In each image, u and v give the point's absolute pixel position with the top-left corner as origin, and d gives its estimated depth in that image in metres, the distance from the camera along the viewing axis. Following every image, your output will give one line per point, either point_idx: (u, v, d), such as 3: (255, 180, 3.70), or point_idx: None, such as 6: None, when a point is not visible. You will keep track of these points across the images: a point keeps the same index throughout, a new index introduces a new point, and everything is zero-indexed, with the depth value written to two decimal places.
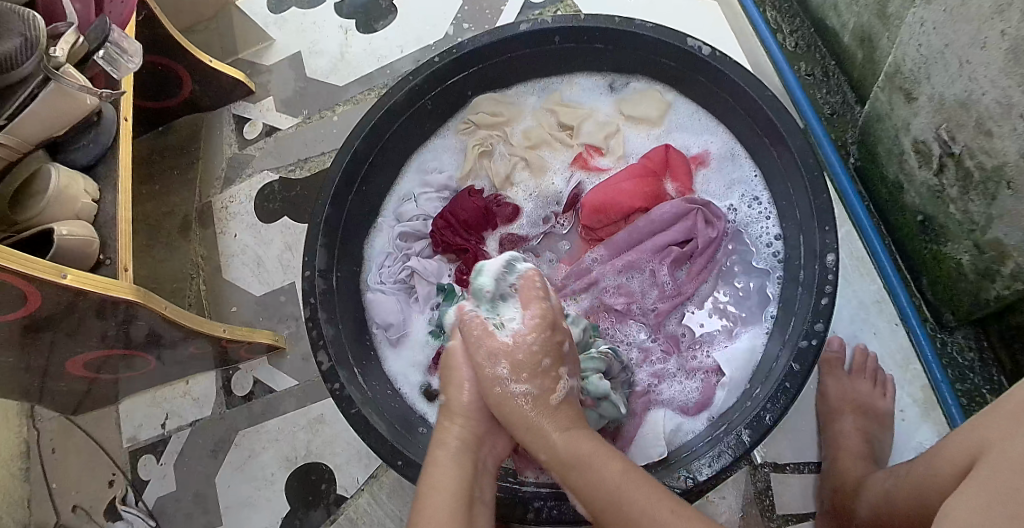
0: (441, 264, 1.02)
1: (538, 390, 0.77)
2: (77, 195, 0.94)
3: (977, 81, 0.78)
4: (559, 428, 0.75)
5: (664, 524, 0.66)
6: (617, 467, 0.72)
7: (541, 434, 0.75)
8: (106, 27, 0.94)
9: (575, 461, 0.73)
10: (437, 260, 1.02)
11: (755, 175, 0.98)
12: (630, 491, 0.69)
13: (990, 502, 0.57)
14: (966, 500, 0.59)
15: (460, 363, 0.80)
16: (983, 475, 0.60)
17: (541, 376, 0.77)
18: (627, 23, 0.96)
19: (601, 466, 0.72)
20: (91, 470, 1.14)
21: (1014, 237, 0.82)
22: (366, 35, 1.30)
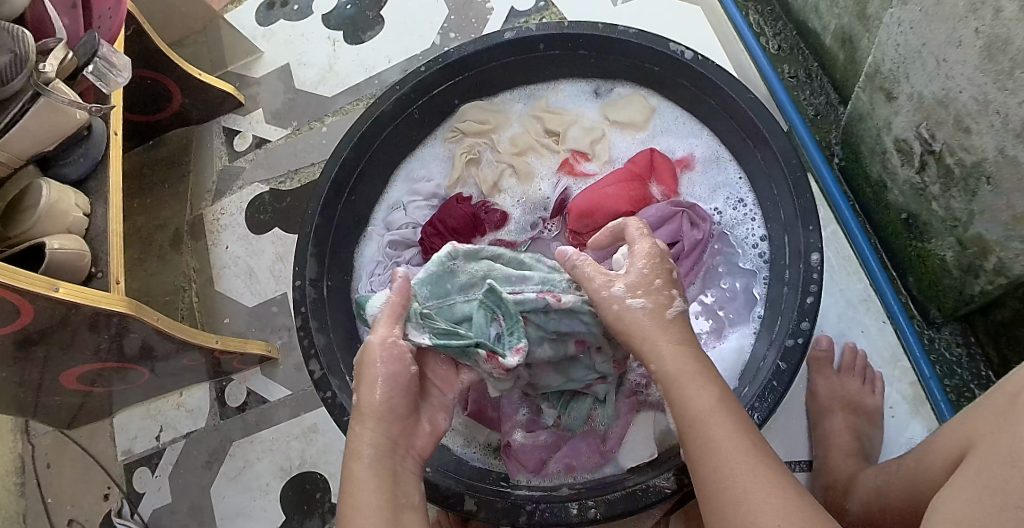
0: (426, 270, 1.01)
1: (654, 305, 0.71)
2: (68, 209, 0.95)
3: (954, 79, 0.79)
4: (672, 340, 0.70)
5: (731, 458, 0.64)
6: (713, 394, 0.67)
7: (653, 348, 0.70)
8: (95, 42, 0.96)
9: (675, 377, 0.68)
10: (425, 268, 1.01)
11: (739, 178, 1.00)
12: (712, 422, 0.66)
13: (980, 495, 0.55)
14: (956, 493, 0.57)
15: (375, 360, 0.70)
16: (973, 468, 0.59)
17: (656, 294, 0.72)
18: (610, 30, 0.98)
19: (696, 391, 0.67)
20: (86, 484, 1.15)
21: (995, 233, 0.83)
22: (354, 45, 1.31)
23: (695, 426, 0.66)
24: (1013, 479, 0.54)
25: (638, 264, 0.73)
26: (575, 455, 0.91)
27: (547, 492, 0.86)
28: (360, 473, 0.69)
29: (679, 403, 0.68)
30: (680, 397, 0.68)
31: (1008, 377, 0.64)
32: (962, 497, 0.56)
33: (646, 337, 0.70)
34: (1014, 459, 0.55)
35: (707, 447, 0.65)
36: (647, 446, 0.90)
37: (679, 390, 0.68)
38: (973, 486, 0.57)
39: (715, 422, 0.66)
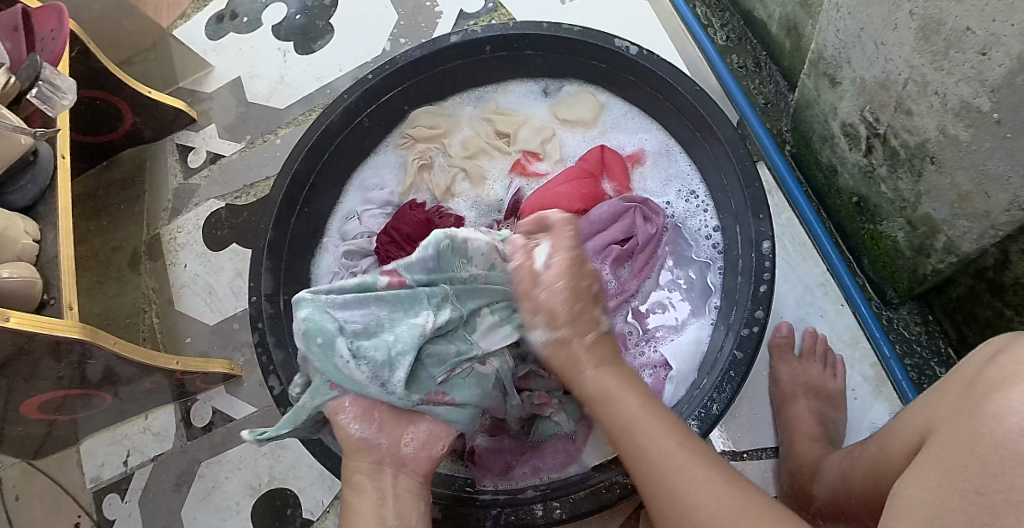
0: None
1: (570, 337, 0.74)
2: (16, 236, 0.93)
3: (894, 61, 0.79)
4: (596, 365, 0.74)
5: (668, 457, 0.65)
6: (638, 402, 0.70)
7: (577, 369, 0.73)
8: (37, 65, 0.95)
9: (599, 396, 0.72)
10: None
11: (690, 170, 1.00)
12: (645, 425, 0.68)
13: (941, 480, 0.53)
14: (914, 477, 0.56)
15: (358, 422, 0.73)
16: (934, 452, 0.57)
17: (575, 321, 0.74)
18: (557, 29, 0.98)
19: (622, 401, 0.71)
20: (56, 514, 1.13)
21: (942, 213, 0.83)
22: (304, 55, 1.31)
23: (628, 434, 0.69)
24: (971, 465, 0.52)
25: (557, 285, 0.74)
26: (540, 458, 0.90)
27: (513, 496, 0.85)
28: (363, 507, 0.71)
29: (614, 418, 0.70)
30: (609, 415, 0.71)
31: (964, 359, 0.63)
32: (923, 483, 0.54)
33: (573, 361, 0.74)
34: (974, 445, 0.53)
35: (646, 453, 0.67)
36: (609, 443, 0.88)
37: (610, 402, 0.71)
38: (935, 468, 0.54)
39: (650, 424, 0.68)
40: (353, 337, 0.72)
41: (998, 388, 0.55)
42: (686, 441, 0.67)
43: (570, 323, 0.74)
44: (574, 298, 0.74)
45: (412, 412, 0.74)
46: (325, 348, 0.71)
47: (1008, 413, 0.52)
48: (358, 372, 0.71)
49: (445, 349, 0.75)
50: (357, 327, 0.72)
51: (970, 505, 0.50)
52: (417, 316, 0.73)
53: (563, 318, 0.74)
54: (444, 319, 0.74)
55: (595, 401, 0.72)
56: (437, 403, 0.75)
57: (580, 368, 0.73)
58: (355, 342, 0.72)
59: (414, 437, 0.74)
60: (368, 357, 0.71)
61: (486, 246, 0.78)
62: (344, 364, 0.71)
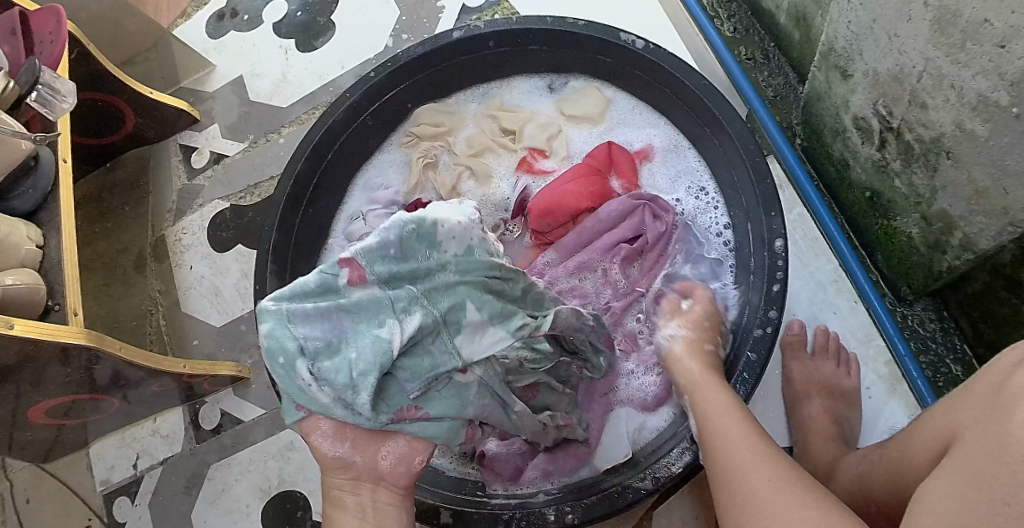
0: None
1: (692, 337, 0.83)
2: (19, 242, 0.92)
3: (908, 54, 0.77)
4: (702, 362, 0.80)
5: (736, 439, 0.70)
6: (726, 398, 0.75)
7: (681, 361, 0.81)
8: (36, 69, 0.93)
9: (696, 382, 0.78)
10: None
11: (699, 167, 0.98)
12: (721, 413, 0.74)
13: (967, 491, 0.51)
14: (938, 485, 0.54)
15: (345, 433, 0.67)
16: (959, 460, 0.55)
17: (701, 332, 0.84)
18: (561, 23, 0.96)
19: (714, 393, 0.76)
20: (67, 518, 1.13)
21: (958, 209, 0.81)
22: (306, 53, 1.29)
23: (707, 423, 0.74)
24: (999, 475, 0.50)
25: (697, 306, 0.86)
26: (551, 461, 0.88)
27: (523, 500, 0.84)
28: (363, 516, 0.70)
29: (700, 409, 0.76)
30: (700, 399, 0.77)
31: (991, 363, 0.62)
32: (948, 493, 0.53)
33: (677, 357, 0.82)
34: (1001, 454, 0.51)
35: (719, 436, 0.72)
36: (620, 446, 0.88)
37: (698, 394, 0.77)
38: (960, 479, 0.53)
39: (727, 415, 0.74)
40: (313, 357, 0.63)
41: None
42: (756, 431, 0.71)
43: (698, 327, 0.84)
44: (708, 315, 0.86)
45: (385, 430, 0.67)
46: (288, 368, 0.64)
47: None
48: (322, 393, 0.64)
49: (416, 361, 0.65)
50: (315, 346, 0.63)
51: (997, 515, 0.49)
52: (380, 328, 0.63)
53: (694, 322, 0.85)
54: (410, 327, 0.63)
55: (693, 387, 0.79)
56: (410, 419, 0.67)
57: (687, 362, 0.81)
58: (316, 363, 0.63)
59: (392, 451, 0.68)
60: (330, 379, 0.63)
61: (461, 225, 0.65)
62: (307, 388, 0.64)
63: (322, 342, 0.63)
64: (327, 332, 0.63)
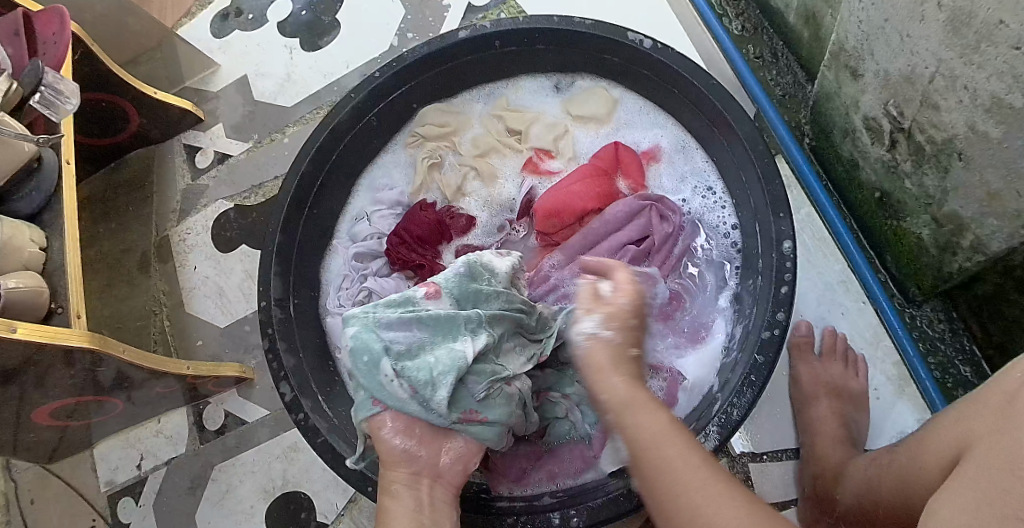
0: (400, 282, 0.98)
1: (616, 342, 0.71)
2: (22, 244, 0.92)
3: (920, 54, 0.76)
4: (626, 378, 0.70)
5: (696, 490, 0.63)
6: (662, 418, 0.68)
7: (604, 376, 0.70)
8: (38, 70, 0.93)
9: (626, 404, 0.69)
10: (395, 278, 0.98)
11: (707, 167, 0.97)
12: (663, 445, 0.66)
13: (978, 502, 0.51)
14: (948, 495, 0.54)
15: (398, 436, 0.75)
16: (971, 471, 0.55)
17: (627, 334, 0.72)
18: (567, 23, 0.95)
19: (646, 416, 0.68)
20: (71, 518, 1.12)
21: (969, 210, 0.80)
22: (310, 52, 1.29)
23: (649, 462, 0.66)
24: (1013, 487, 0.50)
25: (621, 298, 0.73)
26: (557, 463, 0.88)
27: (529, 502, 0.83)
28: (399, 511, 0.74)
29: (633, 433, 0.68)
30: (632, 423, 0.68)
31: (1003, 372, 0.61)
32: (958, 502, 0.52)
33: (601, 367, 0.71)
34: (1016, 466, 0.51)
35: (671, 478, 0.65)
36: None
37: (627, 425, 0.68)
38: (971, 490, 0.53)
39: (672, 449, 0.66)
40: (397, 358, 0.74)
41: None
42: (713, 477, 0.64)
43: (624, 329, 0.72)
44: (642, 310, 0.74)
45: (448, 431, 0.75)
46: (371, 365, 0.74)
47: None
48: (401, 389, 0.73)
49: (482, 368, 0.76)
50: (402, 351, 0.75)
51: None
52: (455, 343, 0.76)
53: (619, 320, 0.72)
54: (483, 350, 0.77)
55: (621, 408, 0.69)
56: (470, 422, 0.75)
57: (605, 381, 0.70)
58: (399, 363, 0.74)
59: (452, 452, 0.76)
60: (411, 377, 0.73)
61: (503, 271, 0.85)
62: (387, 382, 0.73)
63: (405, 346, 0.75)
64: (408, 338, 0.75)
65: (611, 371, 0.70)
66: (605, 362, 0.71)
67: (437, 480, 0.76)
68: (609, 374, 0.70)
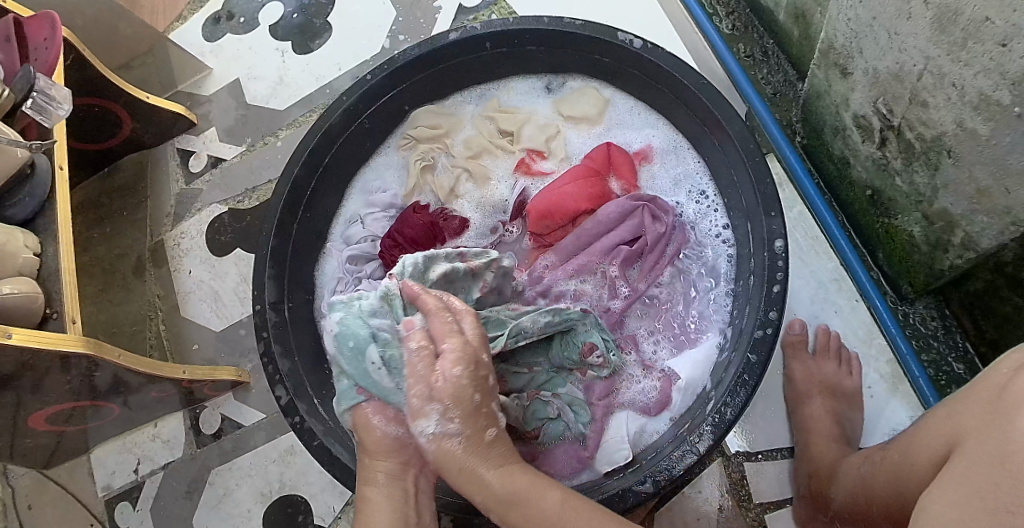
0: None
1: (468, 432, 0.69)
2: (17, 250, 0.92)
3: (908, 51, 0.76)
4: (493, 466, 0.69)
5: None
6: (557, 495, 0.67)
7: (473, 474, 0.69)
8: (30, 76, 0.94)
9: (513, 498, 0.67)
10: None
11: (699, 167, 0.97)
12: (572, 520, 0.66)
13: (967, 497, 0.51)
14: (938, 492, 0.54)
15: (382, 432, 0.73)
16: (960, 467, 0.55)
17: (474, 415, 0.70)
18: (557, 24, 0.95)
19: (539, 501, 0.67)
20: (69, 523, 1.13)
21: (960, 207, 0.80)
22: (303, 55, 1.29)
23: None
24: (1001, 484, 0.50)
25: (452, 371, 0.70)
26: None
27: None
28: (377, 498, 0.72)
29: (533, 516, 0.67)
30: (527, 515, 0.67)
31: (989, 370, 0.61)
32: (948, 499, 0.52)
33: (461, 468, 0.69)
34: (1003, 461, 0.51)
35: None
36: (620, 448, 0.85)
37: (519, 512, 0.67)
38: (960, 488, 0.53)
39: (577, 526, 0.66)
40: (383, 344, 0.75)
41: None
42: None
43: (467, 418, 0.69)
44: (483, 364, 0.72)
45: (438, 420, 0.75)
46: (357, 352, 0.75)
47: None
48: (386, 378, 0.73)
49: None
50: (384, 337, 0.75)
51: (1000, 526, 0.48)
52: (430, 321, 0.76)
53: (460, 411, 0.69)
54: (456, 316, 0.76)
55: (506, 506, 0.67)
56: None
57: (477, 481, 0.69)
58: (385, 349, 0.74)
59: None
60: (395, 366, 0.73)
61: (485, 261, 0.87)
62: (372, 370, 0.74)
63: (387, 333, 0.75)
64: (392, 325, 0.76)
65: (479, 463, 0.69)
66: (466, 458, 0.69)
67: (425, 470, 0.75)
68: (479, 468, 0.69)
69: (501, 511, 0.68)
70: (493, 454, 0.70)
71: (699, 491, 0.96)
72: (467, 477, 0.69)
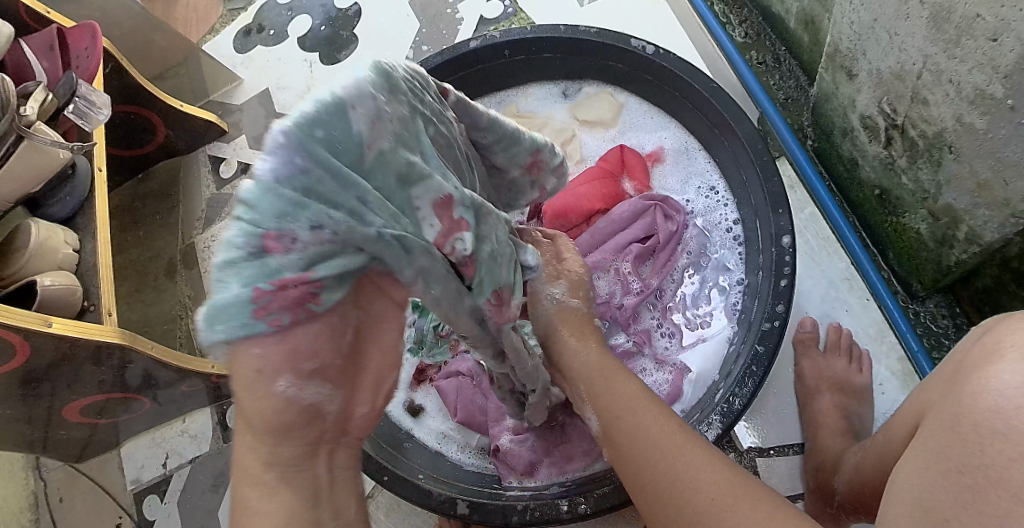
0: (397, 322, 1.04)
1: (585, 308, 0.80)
2: (57, 246, 0.97)
3: (908, 51, 0.80)
4: (594, 346, 0.79)
5: (670, 432, 0.71)
6: (635, 389, 0.75)
7: (574, 350, 0.78)
8: (73, 82, 0.98)
9: (599, 371, 0.76)
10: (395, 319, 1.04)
11: (709, 167, 1.00)
12: (641, 406, 0.73)
13: (931, 459, 0.54)
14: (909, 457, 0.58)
15: (257, 397, 0.49)
16: (925, 433, 0.58)
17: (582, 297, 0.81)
18: (572, 31, 0.99)
19: (622, 385, 0.75)
20: (99, 515, 1.16)
21: (963, 202, 0.82)
22: (329, 65, 1.34)
23: (624, 416, 0.73)
24: (954, 445, 0.53)
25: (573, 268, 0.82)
26: (566, 460, 0.91)
27: (537, 492, 0.86)
28: (254, 504, 0.51)
29: (613, 398, 0.75)
30: (610, 391, 0.75)
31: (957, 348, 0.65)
32: (915, 463, 0.55)
33: (566, 348, 0.78)
34: (956, 423, 0.54)
35: (642, 435, 0.71)
36: None
37: (603, 388, 0.76)
38: (925, 452, 0.55)
39: (646, 417, 0.72)
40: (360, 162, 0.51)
41: (979, 367, 0.56)
42: (681, 430, 0.71)
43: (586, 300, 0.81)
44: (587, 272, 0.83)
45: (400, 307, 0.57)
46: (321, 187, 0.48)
47: (984, 391, 0.53)
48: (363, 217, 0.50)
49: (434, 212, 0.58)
50: (371, 148, 0.51)
51: (953, 485, 0.51)
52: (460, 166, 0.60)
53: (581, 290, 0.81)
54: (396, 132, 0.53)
55: (596, 378, 0.76)
56: (451, 242, 0.57)
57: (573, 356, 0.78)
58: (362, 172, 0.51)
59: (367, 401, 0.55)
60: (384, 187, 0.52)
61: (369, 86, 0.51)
62: (318, 225, 0.48)
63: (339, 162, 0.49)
64: (346, 140, 0.50)
65: (582, 344, 0.78)
66: (569, 337, 0.79)
67: (343, 442, 0.54)
68: (576, 345, 0.78)
69: (591, 388, 0.76)
70: (592, 335, 0.80)
71: None
72: (566, 357, 0.79)
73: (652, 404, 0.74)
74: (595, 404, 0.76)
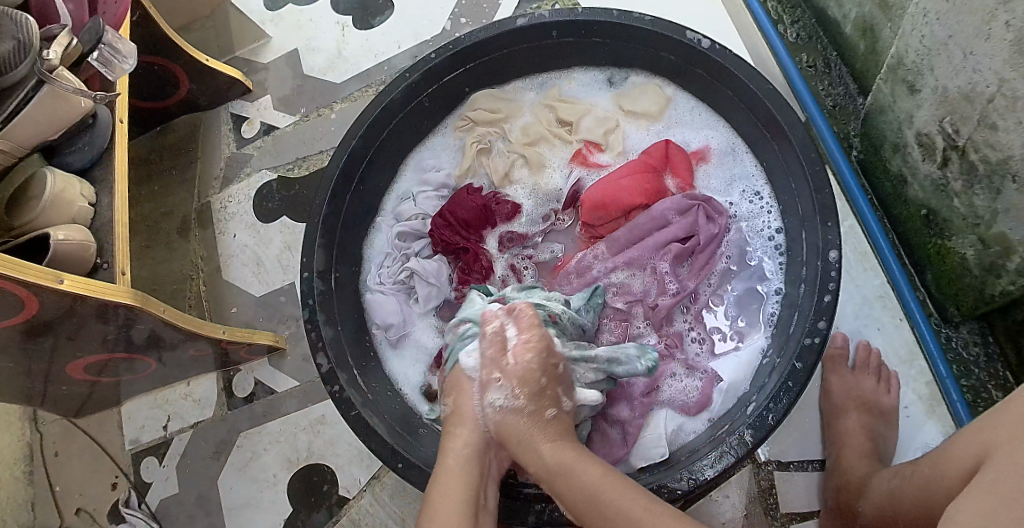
0: (441, 266, 1.00)
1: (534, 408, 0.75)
2: (73, 199, 0.92)
3: (982, 72, 0.77)
4: (549, 438, 0.74)
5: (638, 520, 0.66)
6: (601, 471, 0.70)
7: (532, 446, 0.74)
8: (98, 28, 0.92)
9: (559, 468, 0.71)
10: (437, 260, 1.00)
11: (755, 171, 0.97)
12: (609, 492, 0.68)
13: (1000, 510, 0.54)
14: (973, 504, 0.57)
15: None
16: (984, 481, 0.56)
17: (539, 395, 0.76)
18: (627, 18, 0.95)
19: (585, 474, 0.70)
20: (93, 473, 1.13)
21: (1020, 233, 0.81)
22: (362, 30, 1.29)
23: (599, 508, 0.68)
24: None
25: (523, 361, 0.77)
26: None
27: None
28: None
29: (577, 486, 0.70)
30: (570, 483, 0.70)
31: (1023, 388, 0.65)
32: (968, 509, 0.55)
33: (523, 440, 0.74)
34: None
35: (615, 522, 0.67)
36: (658, 445, 0.85)
37: (565, 480, 0.71)
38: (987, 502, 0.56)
39: (619, 499, 0.68)
40: None
41: None
42: (653, 505, 0.67)
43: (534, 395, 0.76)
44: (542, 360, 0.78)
45: None
46: None
47: None
48: None
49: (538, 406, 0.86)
50: None
51: None
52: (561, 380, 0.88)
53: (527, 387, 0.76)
54: None
55: (556, 473, 0.72)
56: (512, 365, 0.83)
57: (528, 454, 0.74)
58: None
59: None
60: None
61: None
62: None
63: None
64: None
65: (537, 437, 0.74)
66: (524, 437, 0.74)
67: None
68: (535, 444, 0.73)
69: (553, 478, 0.72)
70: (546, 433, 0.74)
71: (726, 495, 0.97)
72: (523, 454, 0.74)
73: (619, 488, 0.68)
74: (560, 493, 0.71)
